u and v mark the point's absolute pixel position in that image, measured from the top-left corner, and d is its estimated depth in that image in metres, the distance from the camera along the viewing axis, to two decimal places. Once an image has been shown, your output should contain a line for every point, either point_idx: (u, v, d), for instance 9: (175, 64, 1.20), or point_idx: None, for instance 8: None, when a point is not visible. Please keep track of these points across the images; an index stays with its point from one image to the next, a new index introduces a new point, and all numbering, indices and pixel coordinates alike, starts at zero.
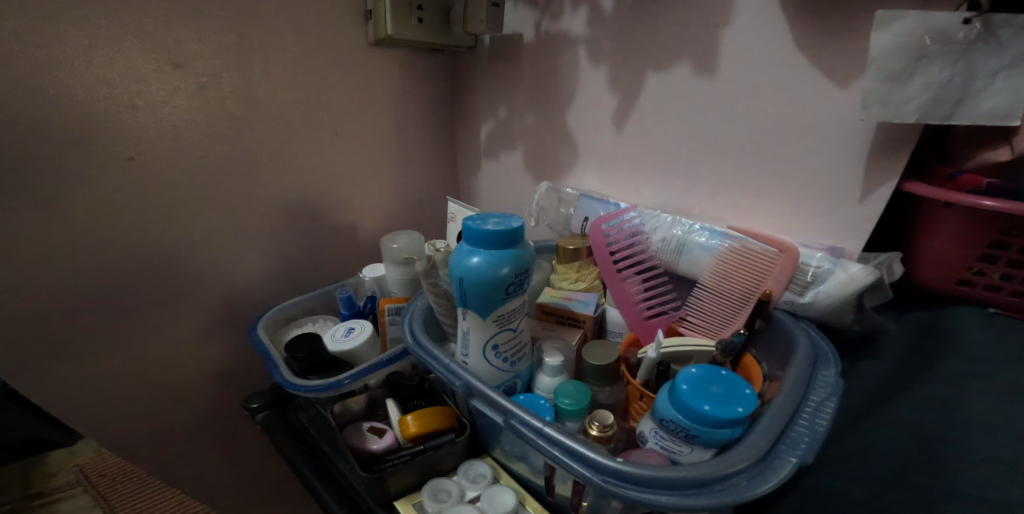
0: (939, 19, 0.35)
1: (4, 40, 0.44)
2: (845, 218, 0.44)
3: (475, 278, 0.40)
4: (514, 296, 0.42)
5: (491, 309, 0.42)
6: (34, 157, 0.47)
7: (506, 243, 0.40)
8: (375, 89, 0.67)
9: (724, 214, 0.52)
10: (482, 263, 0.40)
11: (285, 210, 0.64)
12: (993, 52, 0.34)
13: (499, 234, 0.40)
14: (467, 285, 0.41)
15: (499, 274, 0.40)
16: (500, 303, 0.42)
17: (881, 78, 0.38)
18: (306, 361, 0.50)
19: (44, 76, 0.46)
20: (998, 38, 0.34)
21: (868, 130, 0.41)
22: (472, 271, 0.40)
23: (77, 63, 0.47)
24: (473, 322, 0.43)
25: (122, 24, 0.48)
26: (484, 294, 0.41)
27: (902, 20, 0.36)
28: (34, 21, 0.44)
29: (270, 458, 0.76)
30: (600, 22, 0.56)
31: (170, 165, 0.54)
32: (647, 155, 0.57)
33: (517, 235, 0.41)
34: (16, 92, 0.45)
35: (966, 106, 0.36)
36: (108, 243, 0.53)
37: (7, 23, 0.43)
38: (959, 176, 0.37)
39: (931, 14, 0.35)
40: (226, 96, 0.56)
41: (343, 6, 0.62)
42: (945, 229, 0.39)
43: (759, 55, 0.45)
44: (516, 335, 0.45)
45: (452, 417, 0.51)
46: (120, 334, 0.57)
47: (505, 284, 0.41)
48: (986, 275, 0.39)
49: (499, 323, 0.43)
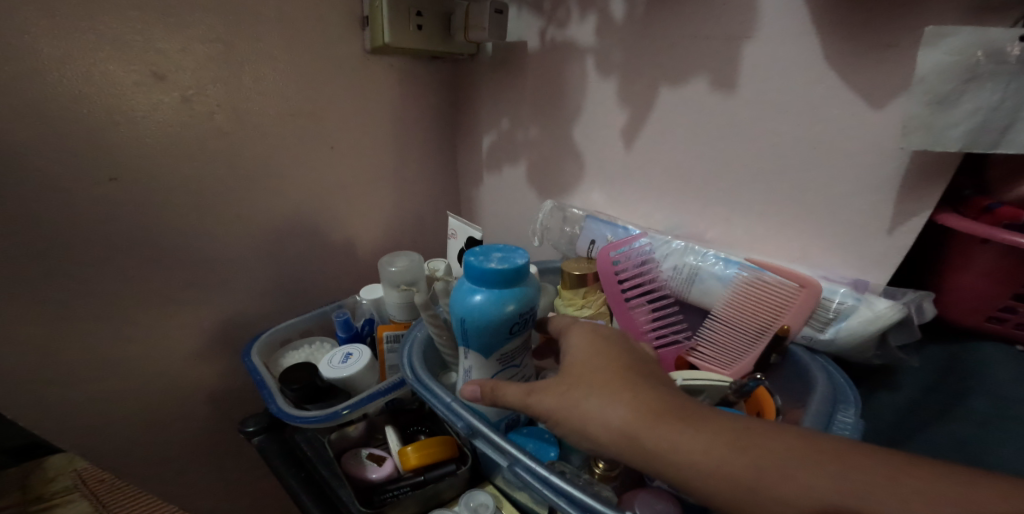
0: (994, 36, 0.34)
1: None
2: (870, 248, 0.43)
3: (478, 317, 0.38)
4: (519, 334, 0.41)
5: (495, 348, 0.40)
6: (7, 175, 0.45)
7: (512, 282, 0.38)
8: (375, 98, 0.65)
9: (743, 238, 0.50)
10: (486, 303, 0.38)
11: (279, 227, 0.62)
12: None
13: (503, 272, 0.37)
14: (470, 326, 0.39)
15: (503, 314, 0.38)
16: (504, 342, 0.40)
17: (927, 102, 0.37)
18: (302, 391, 0.48)
19: (15, 92, 0.43)
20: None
21: (903, 158, 0.40)
22: (474, 311, 0.38)
23: (51, 76, 0.45)
24: (475, 361, 0.41)
25: (102, 34, 0.46)
26: (488, 335, 0.39)
27: (955, 37, 0.35)
28: (5, 32, 0.42)
29: (266, 479, 0.74)
30: (611, 31, 0.54)
31: (154, 183, 0.52)
32: (657, 174, 0.55)
33: (523, 271, 0.38)
34: None
35: (1014, 134, 0.35)
36: (89, 264, 0.51)
37: None
38: (998, 208, 0.37)
39: (987, 31, 0.34)
40: (215, 110, 0.53)
41: (340, 12, 0.59)
42: (976, 264, 0.37)
43: (787, 71, 0.44)
44: (521, 370, 0.44)
45: (454, 446, 0.49)
46: (104, 358, 0.54)
47: (509, 324, 0.39)
48: (1018, 312, 0.37)
49: (502, 361, 0.41)
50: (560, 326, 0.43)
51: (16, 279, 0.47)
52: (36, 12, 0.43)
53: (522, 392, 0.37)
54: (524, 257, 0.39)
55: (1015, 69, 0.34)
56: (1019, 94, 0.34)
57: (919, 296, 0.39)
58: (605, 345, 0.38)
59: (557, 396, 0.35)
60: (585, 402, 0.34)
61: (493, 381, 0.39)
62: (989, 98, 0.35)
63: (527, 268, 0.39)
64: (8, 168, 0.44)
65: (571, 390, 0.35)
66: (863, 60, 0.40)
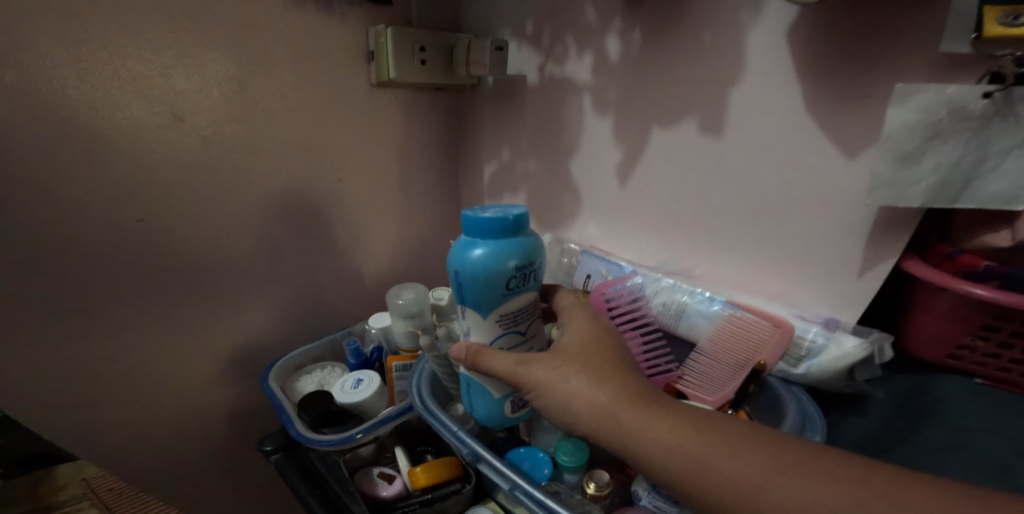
0: (955, 97, 0.37)
1: (18, 100, 0.45)
2: (842, 289, 0.46)
3: (473, 268, 0.41)
4: (516, 292, 0.43)
5: (491, 305, 0.43)
6: (46, 212, 0.48)
7: (505, 233, 0.41)
8: (383, 130, 0.69)
9: (727, 275, 0.54)
10: (482, 253, 0.41)
11: (295, 257, 0.66)
12: (1009, 129, 0.37)
13: (498, 222, 0.41)
14: (466, 279, 0.42)
15: (499, 266, 0.41)
16: (501, 299, 0.42)
17: (893, 157, 0.40)
18: (319, 416, 0.51)
19: (52, 135, 0.47)
20: (1016, 112, 0.36)
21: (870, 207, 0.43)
22: (470, 263, 0.41)
23: (86, 119, 0.48)
24: (473, 322, 0.44)
25: (133, 79, 0.50)
26: (482, 288, 0.42)
27: (920, 95, 0.38)
28: (49, 81, 0.46)
29: (277, 499, 0.77)
30: (607, 70, 0.59)
31: (178, 217, 0.55)
32: (649, 210, 0.59)
33: (519, 223, 0.41)
34: (29, 149, 0.46)
35: (971, 189, 0.39)
36: (123, 291, 0.54)
37: (20, 84, 0.45)
38: (958, 257, 0.40)
39: (948, 93, 0.37)
40: (234, 147, 0.57)
41: (348, 49, 0.64)
42: (937, 308, 0.41)
43: (768, 118, 0.47)
44: (525, 340, 0.46)
45: (458, 466, 0.52)
46: (134, 379, 0.58)
47: (504, 280, 0.41)
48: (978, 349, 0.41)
49: (500, 322, 0.44)
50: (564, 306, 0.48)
51: (50, 304, 0.50)
52: (72, 57, 0.46)
53: (514, 363, 0.42)
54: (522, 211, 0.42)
55: (975, 126, 0.37)
56: (977, 151, 0.38)
57: (880, 337, 0.43)
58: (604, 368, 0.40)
59: (550, 372, 0.41)
60: (574, 384, 0.39)
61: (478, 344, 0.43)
62: (951, 153, 0.39)
63: (524, 225, 0.42)
64: (46, 205, 0.48)
65: (563, 367, 0.41)
66: (840, 110, 0.43)
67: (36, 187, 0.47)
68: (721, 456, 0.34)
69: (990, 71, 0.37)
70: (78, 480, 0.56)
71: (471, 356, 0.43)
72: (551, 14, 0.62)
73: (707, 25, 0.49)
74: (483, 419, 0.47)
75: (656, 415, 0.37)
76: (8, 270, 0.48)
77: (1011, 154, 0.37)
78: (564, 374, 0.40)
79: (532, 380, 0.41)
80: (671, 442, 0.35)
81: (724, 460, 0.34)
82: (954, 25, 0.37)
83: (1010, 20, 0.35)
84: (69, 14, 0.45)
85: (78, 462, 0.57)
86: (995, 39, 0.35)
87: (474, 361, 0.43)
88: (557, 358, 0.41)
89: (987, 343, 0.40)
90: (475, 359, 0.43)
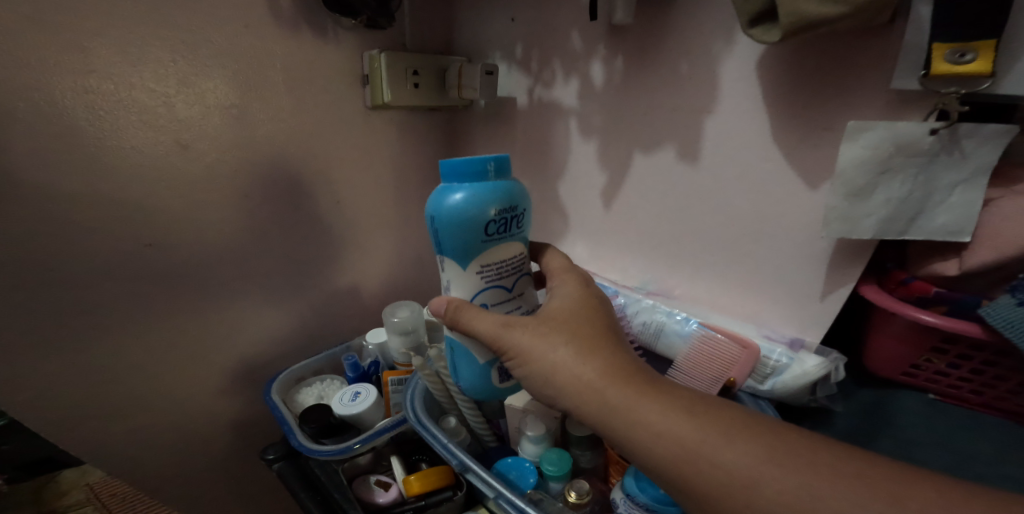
0: (905, 135, 0.40)
1: (34, 134, 0.47)
2: (808, 310, 0.50)
3: (451, 212, 0.43)
4: (494, 239, 0.45)
5: (470, 252, 0.45)
6: (61, 237, 0.51)
7: (482, 177, 0.43)
8: (377, 150, 0.72)
9: (704, 294, 0.57)
10: (460, 198, 0.43)
11: (296, 273, 0.69)
12: (953, 165, 0.40)
13: (475, 167, 0.43)
14: (443, 222, 0.43)
15: (478, 211, 0.43)
16: (480, 246, 0.44)
17: (846, 192, 0.43)
18: (318, 427, 0.54)
19: (65, 166, 0.49)
20: (960, 149, 0.39)
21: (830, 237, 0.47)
22: (447, 206, 0.43)
23: (97, 149, 0.51)
24: (452, 272, 0.46)
25: (141, 110, 0.53)
26: (461, 234, 0.43)
27: (871, 133, 0.41)
28: (62, 114, 0.48)
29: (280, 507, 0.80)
30: (592, 95, 0.61)
31: (184, 239, 0.58)
32: (631, 231, 0.62)
33: (497, 169, 0.43)
34: (45, 179, 0.49)
35: (919, 221, 0.42)
36: (133, 310, 0.57)
37: (36, 118, 0.47)
38: (911, 283, 0.43)
39: (898, 131, 0.40)
40: (237, 170, 0.60)
41: (344, 74, 0.67)
42: (890, 330, 0.45)
43: (741, 148, 0.50)
44: (508, 295, 0.48)
45: (450, 475, 0.56)
46: (144, 394, 0.60)
47: (484, 225, 0.43)
48: (932, 366, 0.44)
49: (480, 271, 0.46)
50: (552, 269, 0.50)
51: (57, 322, 0.52)
52: (78, 86, 0.49)
53: (497, 324, 0.43)
54: (499, 158, 0.44)
55: (922, 162, 0.40)
56: (924, 185, 0.41)
57: (835, 359, 0.46)
58: (594, 335, 0.41)
59: (535, 336, 0.41)
60: (559, 352, 0.40)
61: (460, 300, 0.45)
62: (900, 189, 0.42)
63: (503, 172, 0.44)
64: (60, 231, 0.50)
65: (549, 333, 0.41)
66: (805, 142, 0.47)
67: (43, 210, 0.49)
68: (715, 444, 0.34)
69: (938, 107, 0.40)
70: (83, 485, 0.56)
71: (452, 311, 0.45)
72: (539, 39, 0.65)
73: (685, 56, 0.52)
74: (469, 385, 0.49)
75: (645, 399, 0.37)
76: (23, 293, 0.50)
77: (956, 190, 0.40)
78: (549, 340, 0.41)
79: (515, 345, 0.42)
80: (661, 427, 0.35)
81: (720, 454, 0.34)
82: (905, 63, 0.40)
83: (957, 57, 0.38)
84: (75, 46, 0.48)
85: (82, 467, 0.57)
86: (945, 76, 0.39)
87: (455, 316, 0.45)
88: (545, 324, 0.42)
89: (939, 361, 0.44)
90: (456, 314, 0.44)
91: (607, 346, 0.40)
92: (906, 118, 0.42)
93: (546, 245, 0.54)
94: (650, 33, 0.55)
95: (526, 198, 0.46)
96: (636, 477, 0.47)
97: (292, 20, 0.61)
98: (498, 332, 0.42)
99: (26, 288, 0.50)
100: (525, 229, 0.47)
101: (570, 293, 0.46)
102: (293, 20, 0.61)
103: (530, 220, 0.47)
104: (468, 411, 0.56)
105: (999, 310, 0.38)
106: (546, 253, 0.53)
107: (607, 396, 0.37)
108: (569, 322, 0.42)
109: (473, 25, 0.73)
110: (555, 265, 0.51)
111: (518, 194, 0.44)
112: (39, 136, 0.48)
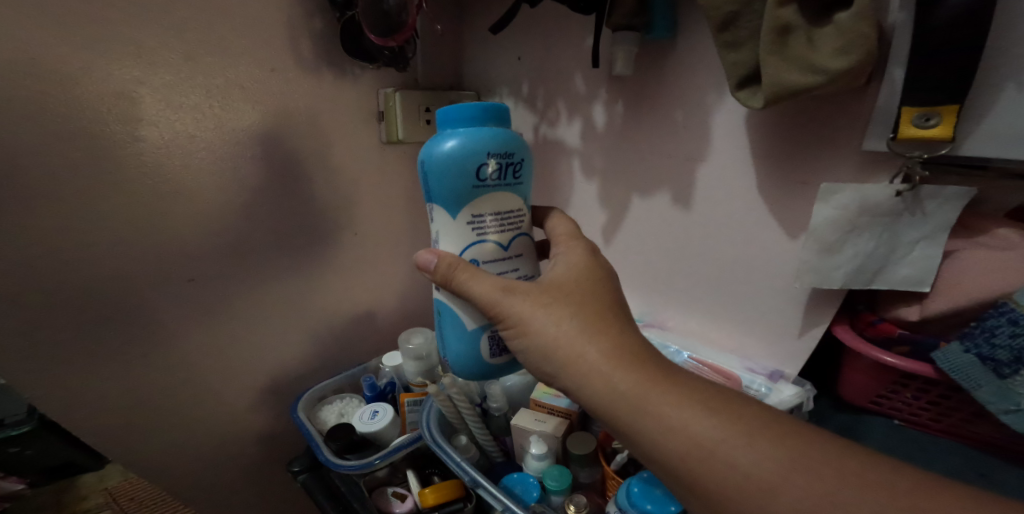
0: (872, 197, 0.45)
1: (92, 179, 0.52)
2: (787, 345, 0.56)
3: (447, 154, 0.44)
4: (486, 187, 0.46)
5: (460, 197, 0.46)
6: (114, 270, 0.56)
7: (479, 120, 0.45)
8: (393, 181, 0.78)
9: (696, 328, 0.64)
10: (454, 142, 0.44)
11: (318, 295, 0.74)
12: (917, 224, 0.45)
13: (472, 114, 0.45)
14: (439, 165, 0.45)
15: (471, 151, 0.44)
16: (470, 192, 0.45)
17: (818, 246, 0.49)
18: (342, 443, 0.60)
19: (118, 205, 0.54)
20: (922, 210, 0.44)
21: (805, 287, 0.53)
22: (443, 147, 0.44)
23: (146, 190, 0.56)
24: (444, 221, 0.47)
25: (185, 153, 0.58)
26: (452, 176, 0.45)
27: (841, 194, 0.46)
28: (117, 159, 0.53)
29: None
30: (594, 135, 0.67)
31: (221, 268, 0.63)
32: (635, 266, 0.69)
33: (494, 117, 0.45)
34: (100, 218, 0.54)
35: (886, 272, 0.47)
36: (176, 333, 0.62)
37: (95, 165, 0.52)
38: (878, 324, 0.48)
39: (866, 193, 0.45)
40: (267, 203, 0.65)
41: (363, 113, 0.72)
42: (860, 364, 0.51)
43: (728, 197, 0.56)
44: (501, 250, 0.48)
45: (461, 488, 0.61)
46: (183, 409, 0.65)
47: (474, 169, 0.45)
48: (899, 395, 0.50)
49: (473, 218, 0.46)
50: (558, 235, 0.49)
51: (107, 347, 0.57)
52: (129, 134, 0.54)
53: (497, 289, 0.42)
54: (498, 109, 0.46)
55: (887, 222, 0.45)
56: (889, 242, 0.46)
57: (807, 390, 0.53)
58: (600, 312, 0.41)
59: (538, 306, 0.41)
60: (562, 325, 0.40)
61: (453, 255, 0.44)
62: (867, 244, 0.47)
63: (501, 122, 0.46)
64: (113, 263, 0.56)
65: (552, 306, 0.41)
66: (787, 193, 0.52)
67: (97, 246, 0.54)
68: (739, 443, 0.35)
69: (903, 171, 0.44)
70: None
71: (444, 265, 0.44)
72: (544, 80, 0.70)
73: (680, 104, 0.57)
74: (456, 355, 0.49)
75: (660, 390, 0.37)
76: (81, 321, 0.55)
77: (918, 245, 0.45)
78: (551, 312, 0.40)
79: (513, 312, 0.41)
80: (680, 419, 0.36)
81: (737, 452, 0.34)
82: (876, 126, 0.44)
83: (922, 121, 0.41)
84: (124, 98, 0.53)
85: None
86: (909, 138, 0.42)
87: (447, 271, 0.44)
88: (547, 293, 0.42)
89: (906, 390, 0.49)
90: (448, 267, 0.44)
91: (615, 327, 0.40)
92: (874, 179, 0.47)
93: (552, 209, 0.53)
94: (647, 81, 0.59)
95: (522, 150, 0.47)
96: (628, 493, 0.52)
97: (314, 64, 0.66)
98: (497, 298, 0.42)
99: (81, 318, 0.55)
100: (520, 185, 0.48)
101: (576, 261, 0.45)
102: (318, 64, 0.66)
103: (526, 175, 0.48)
104: (476, 429, 0.62)
105: (948, 355, 0.43)
106: (551, 215, 0.52)
107: (613, 381, 0.38)
108: (573, 295, 0.41)
109: (481, 64, 0.78)
110: (559, 230, 0.50)
111: (512, 144, 0.46)
112: (97, 180, 0.53)
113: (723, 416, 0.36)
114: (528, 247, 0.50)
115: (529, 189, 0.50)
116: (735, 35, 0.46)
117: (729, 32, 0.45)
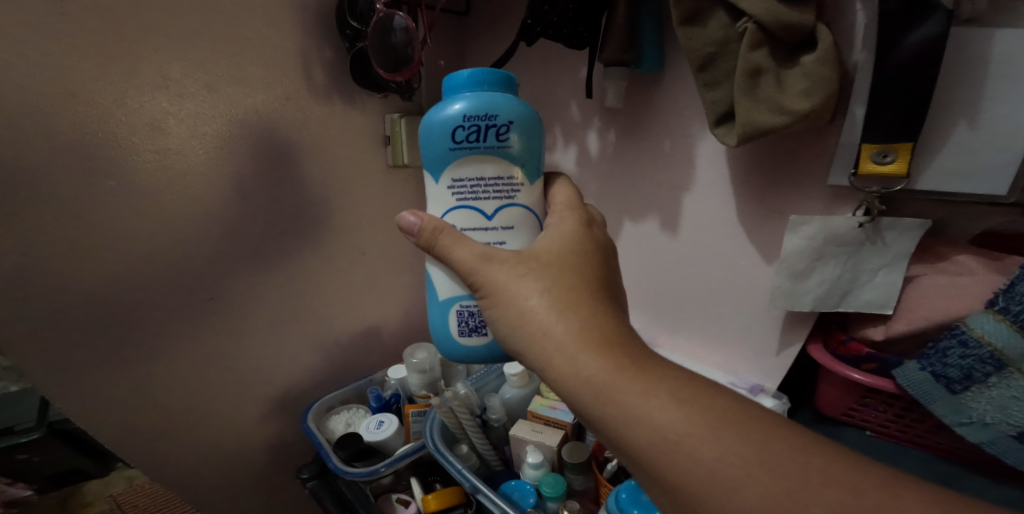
0: (837, 227, 0.50)
1: (119, 203, 0.56)
2: (768, 363, 0.61)
3: (433, 113, 0.48)
4: (462, 149, 0.48)
5: (440, 160, 0.48)
6: (138, 286, 0.60)
7: (466, 84, 0.47)
8: (397, 203, 0.82)
9: (685, 347, 0.69)
10: (444, 105, 0.48)
11: (328, 312, 0.78)
12: (878, 254, 0.49)
13: (462, 79, 0.48)
14: (426, 127, 0.48)
15: (450, 113, 0.47)
16: (448, 153, 0.48)
17: (788, 273, 0.54)
18: (350, 451, 0.64)
19: (141, 226, 0.58)
20: (882, 239, 0.49)
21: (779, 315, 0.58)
22: (431, 111, 0.48)
23: (167, 212, 0.60)
24: (432, 189, 0.50)
25: (204, 175, 0.61)
26: (433, 140, 0.48)
27: (809, 225, 0.51)
28: (142, 184, 0.57)
29: None
30: (588, 161, 0.72)
31: (239, 285, 0.68)
32: (633, 285, 0.73)
33: (486, 81, 0.47)
34: (125, 238, 0.57)
35: (852, 297, 0.51)
36: (192, 345, 0.66)
37: (121, 189, 0.56)
38: (848, 343, 0.52)
39: (831, 223, 0.50)
40: (279, 223, 0.69)
41: (371, 138, 0.76)
42: (832, 378, 0.55)
43: (711, 223, 0.61)
44: (484, 219, 0.49)
45: (461, 495, 0.64)
46: (199, 418, 0.69)
47: (451, 131, 0.47)
48: (869, 405, 0.53)
49: (455, 180, 0.49)
50: (559, 202, 0.51)
51: (129, 359, 0.61)
52: (156, 161, 0.58)
53: (474, 256, 0.45)
54: (494, 73, 0.48)
55: (851, 251, 0.50)
56: (853, 270, 0.51)
57: (783, 403, 0.58)
58: (577, 294, 0.42)
59: (511, 275, 0.43)
60: (532, 300, 0.42)
61: (438, 222, 0.47)
62: (834, 272, 0.51)
63: (491, 86, 0.47)
64: (135, 281, 0.59)
65: (526, 278, 0.43)
66: (764, 222, 0.56)
67: (125, 267, 0.58)
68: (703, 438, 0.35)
69: (864, 204, 0.49)
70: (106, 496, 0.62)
71: (428, 229, 0.46)
72: (542, 109, 0.75)
73: (668, 135, 0.61)
74: (433, 325, 0.52)
75: (631, 384, 0.38)
76: (106, 335, 0.59)
77: (880, 272, 0.50)
78: (524, 283, 0.42)
79: (489, 281, 0.44)
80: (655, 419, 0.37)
81: (704, 449, 0.35)
82: (841, 162, 0.49)
83: (880, 157, 0.46)
84: (152, 128, 0.57)
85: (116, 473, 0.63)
86: (870, 174, 0.47)
87: (430, 232, 0.46)
88: (520, 263, 0.44)
89: (874, 401, 0.53)
90: (431, 229, 0.46)
91: (591, 308, 0.41)
92: (840, 211, 0.51)
93: (560, 175, 0.55)
94: (637, 110, 0.64)
95: (511, 112, 0.47)
96: (618, 500, 0.56)
97: (324, 92, 0.70)
98: (474, 264, 0.44)
99: (110, 332, 0.59)
100: (515, 152, 0.48)
101: (563, 232, 0.47)
102: (327, 91, 0.70)
103: (520, 141, 0.48)
104: (476, 438, 0.66)
105: (907, 373, 0.47)
106: (555, 182, 0.54)
107: (577, 363, 0.39)
108: (547, 268, 0.43)
109: None
110: (559, 197, 0.52)
111: (495, 106, 0.47)
112: (123, 203, 0.57)
113: (689, 410, 0.36)
114: (525, 221, 0.50)
115: (522, 157, 0.49)
116: (714, 74, 0.49)
117: (709, 71, 0.49)
